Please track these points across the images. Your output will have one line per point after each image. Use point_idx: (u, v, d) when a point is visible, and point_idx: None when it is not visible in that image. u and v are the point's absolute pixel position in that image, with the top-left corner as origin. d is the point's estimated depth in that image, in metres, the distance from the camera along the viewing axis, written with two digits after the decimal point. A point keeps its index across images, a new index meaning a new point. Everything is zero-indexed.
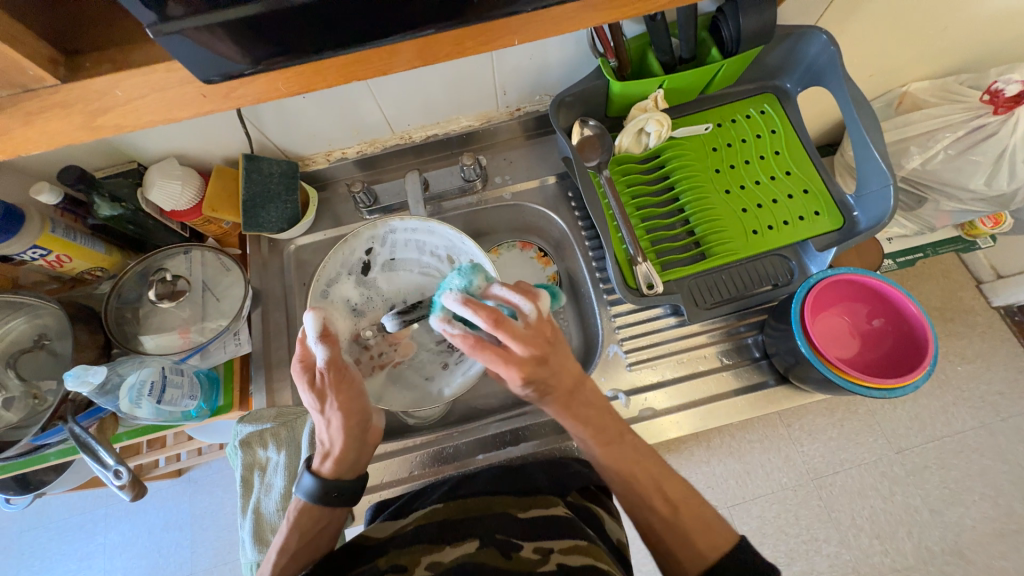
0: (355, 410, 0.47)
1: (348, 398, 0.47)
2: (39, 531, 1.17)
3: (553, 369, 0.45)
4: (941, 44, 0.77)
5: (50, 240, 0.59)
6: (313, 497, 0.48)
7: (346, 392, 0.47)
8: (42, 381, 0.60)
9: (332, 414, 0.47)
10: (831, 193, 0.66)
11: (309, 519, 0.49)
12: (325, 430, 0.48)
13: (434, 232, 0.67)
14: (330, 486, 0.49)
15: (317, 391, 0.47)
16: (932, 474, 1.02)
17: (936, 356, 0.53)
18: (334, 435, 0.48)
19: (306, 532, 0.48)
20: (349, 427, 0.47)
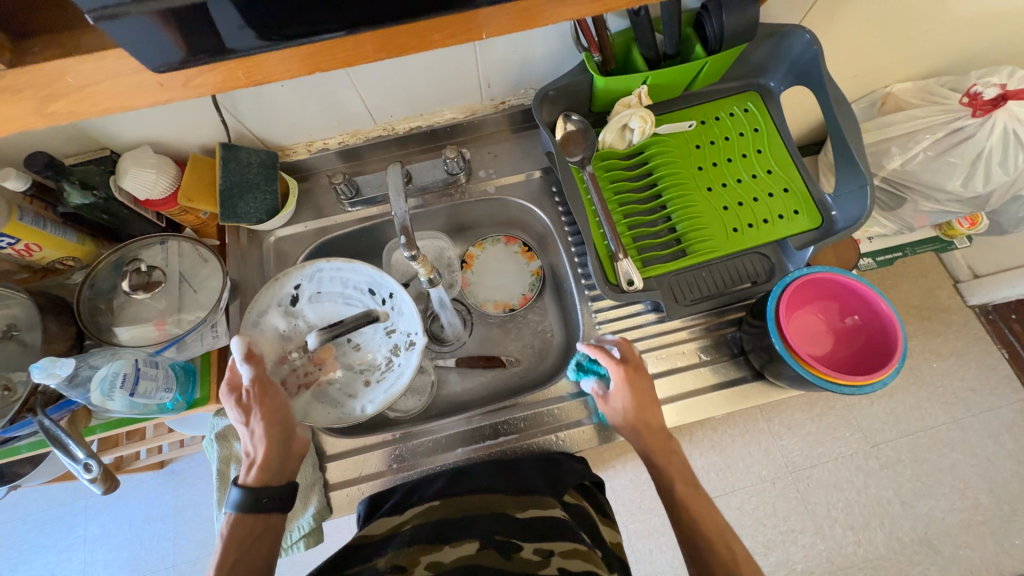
0: (277, 418, 0.52)
1: (272, 409, 0.52)
2: (16, 523, 1.15)
3: (644, 393, 0.56)
4: (922, 46, 0.78)
5: (19, 228, 0.57)
6: (241, 511, 0.48)
7: (268, 402, 0.52)
8: (10, 372, 0.58)
9: (257, 426, 0.51)
10: (811, 193, 0.67)
11: (243, 533, 0.47)
12: (248, 443, 0.51)
13: (357, 270, 0.65)
14: (256, 493, 0.48)
15: (242, 407, 0.52)
16: (905, 468, 1.05)
17: (903, 354, 0.55)
18: (257, 446, 0.51)
19: (242, 546, 0.46)
20: (274, 434, 0.51)
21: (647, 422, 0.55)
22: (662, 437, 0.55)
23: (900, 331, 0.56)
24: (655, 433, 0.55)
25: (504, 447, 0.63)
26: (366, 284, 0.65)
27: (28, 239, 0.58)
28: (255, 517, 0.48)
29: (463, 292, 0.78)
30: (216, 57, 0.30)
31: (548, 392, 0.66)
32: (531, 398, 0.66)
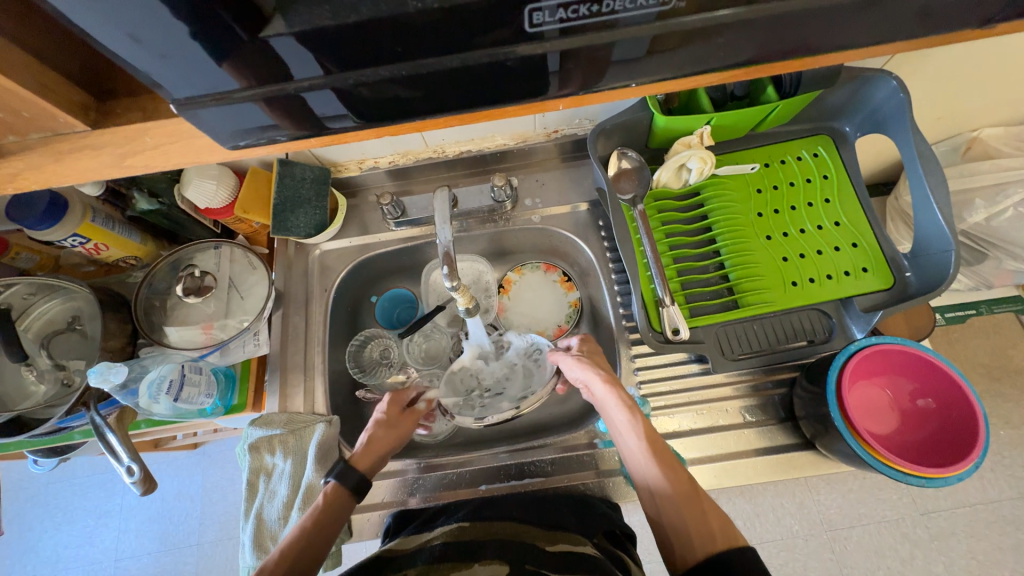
0: (388, 443, 0.58)
1: (393, 436, 0.59)
2: (62, 484, 1.23)
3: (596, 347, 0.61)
4: (1019, 92, 0.71)
5: (90, 229, 0.59)
6: (347, 488, 0.52)
7: (399, 433, 0.60)
8: (72, 361, 0.61)
9: (385, 433, 0.59)
10: (884, 250, 0.62)
11: (329, 508, 0.51)
12: (376, 437, 0.58)
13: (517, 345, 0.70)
14: (356, 474, 0.53)
15: (391, 413, 0.60)
16: (958, 542, 0.94)
17: (985, 449, 0.49)
18: (377, 445, 0.57)
19: (320, 519, 0.50)
20: (392, 447, 0.58)
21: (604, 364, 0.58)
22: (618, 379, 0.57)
23: (982, 421, 0.51)
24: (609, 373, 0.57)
25: (529, 489, 0.60)
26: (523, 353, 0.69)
27: (98, 239, 0.61)
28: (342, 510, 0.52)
29: (497, 318, 0.76)
30: (279, 111, 0.30)
31: (579, 435, 0.64)
32: (559, 438, 0.65)
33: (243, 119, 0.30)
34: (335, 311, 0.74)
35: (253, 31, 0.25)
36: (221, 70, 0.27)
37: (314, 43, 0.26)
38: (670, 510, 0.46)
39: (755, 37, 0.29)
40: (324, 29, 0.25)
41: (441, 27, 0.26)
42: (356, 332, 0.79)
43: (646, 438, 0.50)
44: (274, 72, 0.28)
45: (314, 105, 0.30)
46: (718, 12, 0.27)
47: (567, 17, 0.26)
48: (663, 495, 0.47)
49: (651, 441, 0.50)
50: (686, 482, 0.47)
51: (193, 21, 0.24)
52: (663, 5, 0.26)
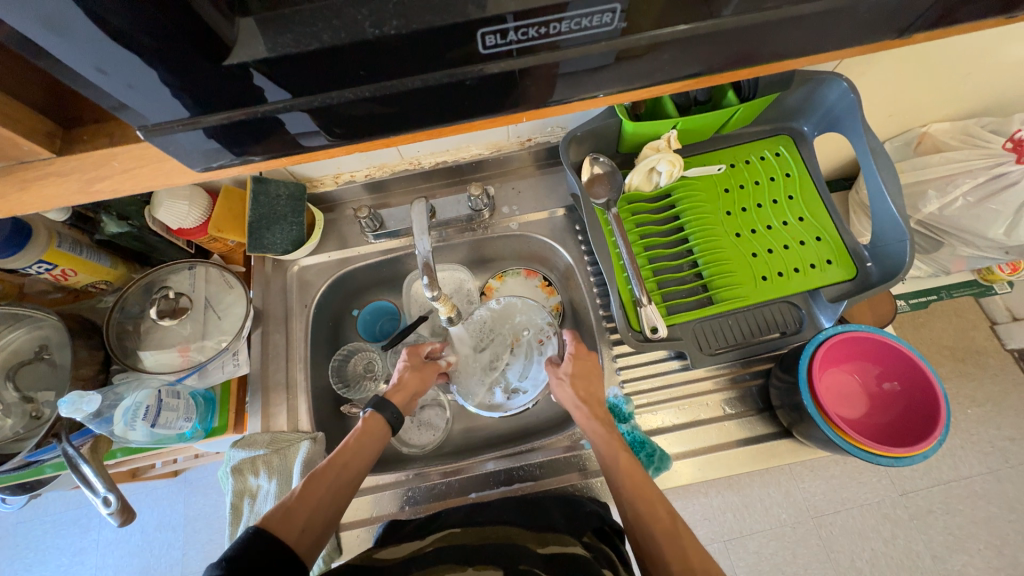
0: (419, 385, 0.63)
1: (422, 380, 0.63)
2: (32, 524, 1.17)
3: (589, 373, 0.60)
4: (959, 89, 0.75)
5: (57, 255, 0.57)
6: (385, 418, 0.56)
7: (426, 379, 0.64)
8: (40, 392, 0.59)
9: (413, 375, 0.63)
10: (845, 241, 0.65)
11: (370, 435, 0.55)
12: (406, 377, 0.62)
13: (521, 322, 0.70)
14: (392, 403, 0.58)
15: (416, 359, 0.65)
16: (936, 519, 0.97)
17: (946, 426, 0.52)
18: (408, 383, 0.62)
19: (363, 440, 0.54)
20: (420, 386, 0.62)
21: (591, 394, 0.58)
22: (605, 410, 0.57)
23: (942, 401, 0.54)
24: (595, 404, 0.57)
25: (518, 493, 0.61)
26: (529, 331, 0.69)
27: (65, 265, 0.59)
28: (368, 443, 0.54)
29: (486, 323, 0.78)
30: (244, 133, 0.30)
31: (564, 437, 0.65)
32: (546, 442, 0.66)
33: (208, 142, 0.31)
34: (317, 327, 0.73)
35: (218, 60, 0.26)
36: (182, 97, 0.27)
37: (280, 69, 0.27)
38: (652, 546, 0.46)
39: (699, 52, 0.31)
40: (287, 56, 0.26)
41: (401, 52, 0.27)
42: (338, 346, 0.79)
43: (628, 472, 0.50)
44: (238, 98, 0.28)
45: (280, 126, 0.31)
46: (663, 30, 0.29)
47: (518, 39, 0.27)
48: (645, 532, 0.47)
49: (633, 476, 0.50)
50: (666, 521, 0.47)
51: (155, 50, 0.24)
52: (610, 26, 0.28)
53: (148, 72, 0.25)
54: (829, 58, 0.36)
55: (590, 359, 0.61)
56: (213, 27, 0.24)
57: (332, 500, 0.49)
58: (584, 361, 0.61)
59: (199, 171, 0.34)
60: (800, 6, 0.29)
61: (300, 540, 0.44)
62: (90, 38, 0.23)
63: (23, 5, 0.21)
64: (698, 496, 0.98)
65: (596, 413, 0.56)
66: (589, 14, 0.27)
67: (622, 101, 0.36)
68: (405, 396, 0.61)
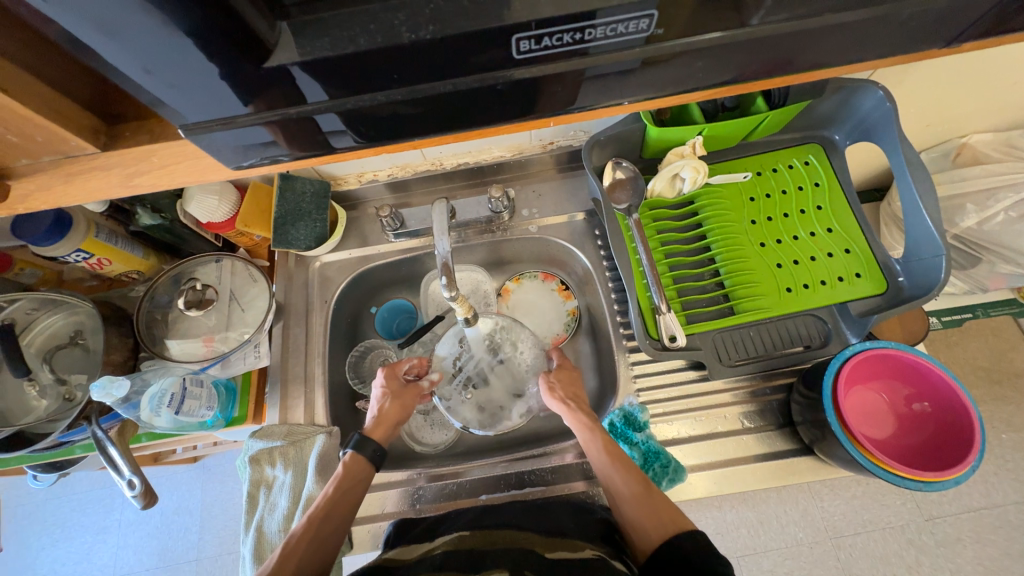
0: (401, 411, 0.62)
1: (403, 406, 0.63)
2: (60, 501, 1.22)
3: (572, 376, 0.63)
4: (1003, 99, 0.72)
5: (93, 244, 0.60)
6: (365, 457, 0.56)
7: (407, 403, 0.63)
8: (73, 375, 0.62)
9: (392, 404, 0.62)
10: (875, 255, 0.62)
11: (349, 478, 0.55)
12: (386, 408, 0.62)
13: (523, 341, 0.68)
14: (373, 441, 0.58)
15: (394, 385, 0.64)
16: (964, 548, 0.93)
17: (981, 452, 0.50)
18: (387, 414, 0.61)
19: (342, 489, 0.54)
20: (401, 415, 0.62)
21: (574, 391, 0.60)
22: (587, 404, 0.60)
23: (977, 425, 0.51)
24: (579, 399, 0.60)
25: (528, 497, 0.60)
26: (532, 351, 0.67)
27: (101, 254, 0.62)
28: (352, 480, 0.55)
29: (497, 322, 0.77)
30: (277, 132, 0.31)
31: (577, 443, 0.65)
32: (558, 447, 0.65)
33: (243, 141, 0.31)
34: (335, 322, 0.75)
35: (258, 61, 0.26)
36: (222, 97, 0.28)
37: (316, 72, 0.27)
38: (630, 513, 0.49)
39: (734, 59, 0.30)
40: (324, 59, 0.27)
41: (433, 56, 0.27)
42: (355, 343, 0.80)
43: (606, 450, 0.54)
44: (274, 98, 0.29)
45: (313, 126, 0.31)
46: (697, 37, 0.28)
47: (551, 45, 0.27)
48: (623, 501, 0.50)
49: (611, 453, 0.53)
50: (640, 486, 0.50)
51: (197, 52, 0.25)
52: (644, 32, 0.27)
53: (191, 73, 0.26)
54: (867, 67, 0.35)
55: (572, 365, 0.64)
56: (255, 31, 0.25)
57: (315, 557, 0.49)
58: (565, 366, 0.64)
59: (233, 167, 0.35)
60: (843, 14, 0.28)
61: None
62: (141, 40, 0.24)
63: (80, 10, 0.22)
64: (711, 509, 0.96)
65: (581, 407, 0.58)
66: (624, 20, 0.26)
67: (652, 106, 0.36)
68: (387, 427, 0.61)
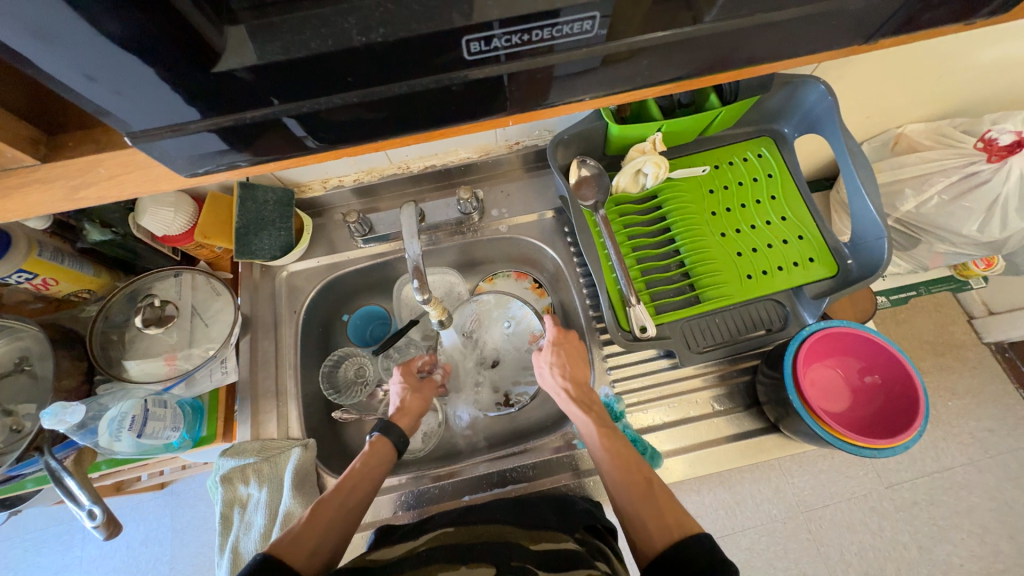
0: (421, 402, 0.64)
1: (420, 397, 0.64)
2: (13, 542, 1.14)
3: (569, 356, 0.62)
4: (930, 91, 0.78)
5: (37, 263, 0.56)
6: (390, 441, 0.57)
7: (426, 394, 0.65)
8: (21, 405, 0.57)
9: (414, 396, 0.64)
10: (826, 239, 0.66)
11: (377, 457, 0.55)
12: (407, 400, 0.63)
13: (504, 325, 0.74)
14: (398, 427, 0.58)
15: (411, 379, 0.65)
16: (921, 510, 0.99)
17: (926, 417, 0.54)
18: (410, 405, 0.62)
19: (369, 466, 0.54)
20: (423, 406, 0.63)
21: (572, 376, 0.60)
22: (587, 392, 0.60)
23: (922, 392, 0.55)
24: (576, 387, 0.59)
25: (511, 495, 0.61)
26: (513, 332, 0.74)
27: (46, 274, 0.58)
28: (377, 463, 0.55)
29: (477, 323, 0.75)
30: (232, 140, 0.31)
31: (557, 437, 0.66)
32: (539, 443, 0.66)
33: (196, 149, 0.31)
34: (306, 333, 0.73)
35: (206, 67, 0.26)
36: (171, 104, 0.27)
37: (269, 76, 0.27)
38: (630, 511, 0.48)
39: (678, 57, 0.31)
40: (277, 63, 0.26)
41: (388, 58, 0.27)
42: (328, 352, 0.78)
43: (604, 445, 0.54)
44: (226, 104, 0.28)
45: (269, 132, 0.31)
46: (642, 37, 0.30)
47: (503, 45, 0.28)
48: (622, 498, 0.50)
49: (607, 448, 0.53)
50: (641, 482, 0.50)
51: (140, 57, 0.24)
52: (590, 33, 0.28)
53: (136, 80, 0.25)
54: (803, 63, 0.37)
55: (571, 344, 0.63)
56: (202, 35, 0.24)
57: (340, 526, 0.49)
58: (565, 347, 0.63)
59: (187, 176, 0.34)
60: (774, 13, 0.30)
61: (309, 565, 0.45)
62: (79, 46, 0.23)
63: (9, 14, 0.21)
64: (690, 493, 0.99)
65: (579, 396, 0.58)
66: (572, 21, 0.27)
67: (608, 104, 0.37)
68: (410, 418, 0.62)
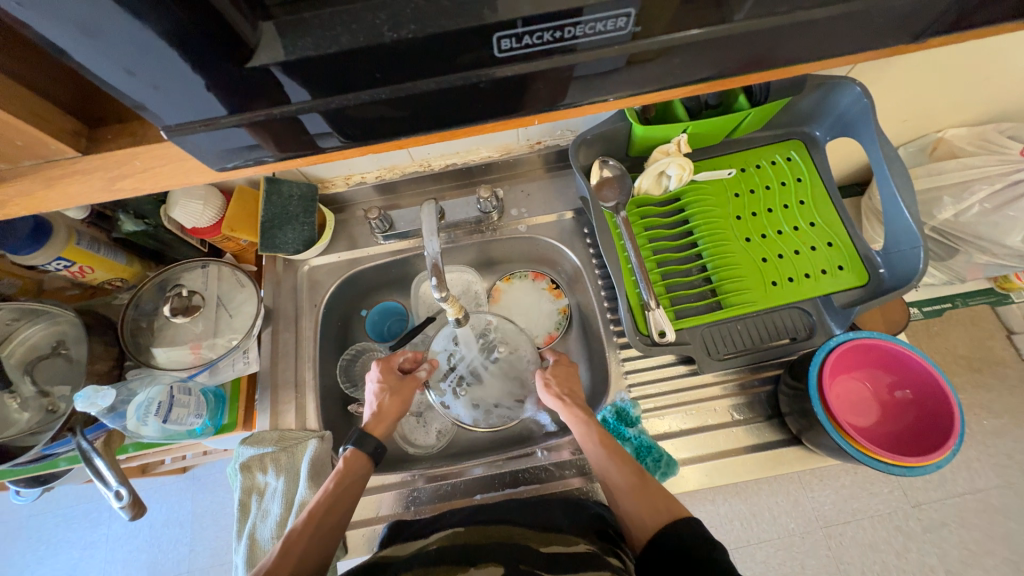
0: (400, 404, 0.62)
1: (399, 399, 0.63)
2: (45, 517, 1.19)
3: (569, 375, 0.62)
4: (975, 94, 0.74)
5: (75, 252, 0.59)
6: (365, 453, 0.56)
7: (405, 396, 0.63)
8: (56, 387, 0.60)
9: (391, 398, 0.62)
10: (857, 247, 0.64)
11: (351, 472, 0.55)
12: (385, 404, 0.61)
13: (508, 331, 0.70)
14: (372, 437, 0.58)
15: (390, 379, 0.63)
16: (950, 533, 0.95)
17: (961, 436, 0.51)
18: (388, 409, 0.61)
19: (344, 482, 0.54)
20: (401, 408, 0.62)
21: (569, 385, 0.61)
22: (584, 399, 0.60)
23: (957, 410, 0.53)
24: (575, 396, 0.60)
25: (523, 495, 0.60)
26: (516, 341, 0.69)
27: (83, 262, 0.61)
28: (351, 479, 0.54)
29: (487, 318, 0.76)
30: (261, 135, 0.31)
31: (572, 440, 0.65)
32: (552, 445, 0.65)
33: (226, 144, 0.31)
34: (326, 326, 0.74)
35: (240, 62, 0.26)
36: (204, 99, 0.28)
37: (300, 71, 0.27)
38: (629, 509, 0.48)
39: (712, 55, 0.31)
40: (307, 59, 0.27)
41: (417, 55, 0.27)
42: (346, 346, 0.79)
43: (602, 443, 0.54)
44: (257, 99, 0.29)
45: (297, 128, 0.31)
46: (674, 35, 0.29)
47: (532, 43, 0.28)
48: (621, 497, 0.49)
49: (606, 445, 0.53)
50: (638, 478, 0.50)
51: (177, 52, 0.25)
52: (623, 30, 0.28)
53: (172, 74, 0.26)
54: (840, 63, 0.36)
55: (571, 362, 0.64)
56: (235, 30, 0.25)
57: (318, 548, 0.49)
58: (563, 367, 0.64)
59: (217, 170, 0.35)
60: (813, 11, 0.29)
61: None
62: (122, 42, 0.24)
63: (57, 9, 0.22)
64: (704, 503, 0.97)
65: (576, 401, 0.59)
66: (603, 18, 0.27)
67: (636, 104, 0.37)
68: (388, 423, 0.61)
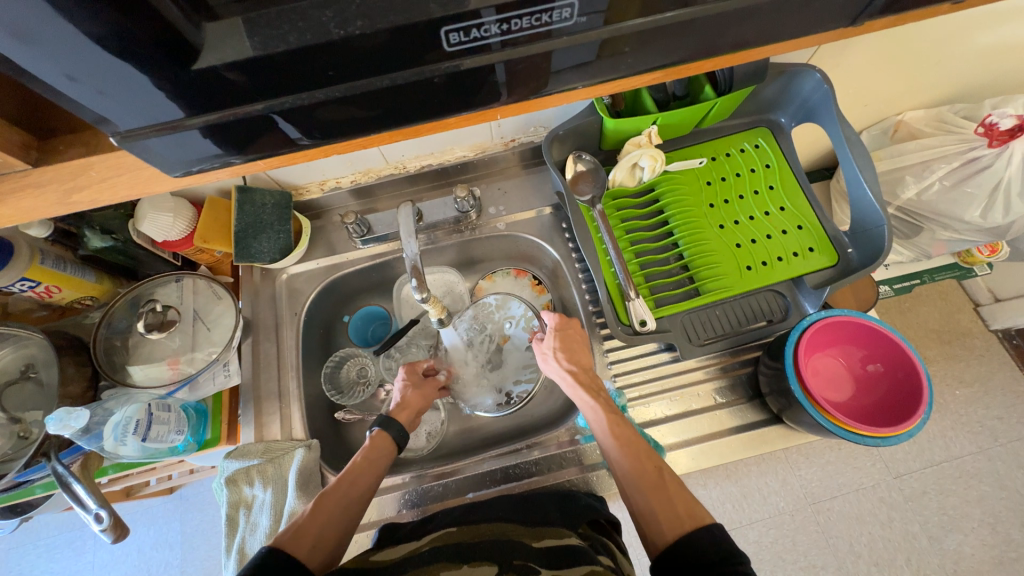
0: (421, 401, 0.65)
1: (421, 396, 0.66)
2: (25, 549, 1.15)
3: (573, 337, 0.64)
4: (929, 78, 0.77)
5: (39, 272, 0.57)
6: (391, 436, 0.58)
7: (427, 393, 0.67)
8: (28, 412, 0.58)
9: (414, 393, 0.65)
10: (826, 229, 0.66)
11: (377, 452, 0.57)
12: (407, 397, 0.64)
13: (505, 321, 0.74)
14: (397, 422, 0.60)
15: (414, 377, 0.67)
16: (931, 500, 0.99)
17: (930, 404, 0.54)
18: (411, 401, 0.64)
19: (370, 459, 0.56)
20: (422, 403, 0.65)
21: (577, 362, 0.61)
22: (591, 376, 0.60)
23: (925, 380, 0.55)
24: (581, 373, 0.60)
25: (516, 491, 0.61)
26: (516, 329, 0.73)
27: (48, 282, 0.59)
28: (377, 453, 0.57)
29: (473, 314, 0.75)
30: (218, 139, 0.31)
31: (563, 432, 0.66)
32: (541, 439, 0.66)
33: (183, 149, 0.31)
34: (308, 335, 0.73)
35: (186, 64, 0.26)
36: (155, 102, 0.27)
37: (249, 71, 0.27)
38: (641, 501, 0.48)
39: (662, 43, 0.31)
40: (256, 59, 0.26)
41: (369, 51, 0.27)
42: (330, 353, 0.79)
43: (611, 431, 0.54)
44: (211, 102, 0.28)
45: (255, 130, 0.31)
46: (624, 23, 0.29)
47: (481, 36, 0.28)
48: (631, 486, 0.49)
49: (615, 433, 0.53)
50: (650, 471, 0.50)
51: (119, 56, 0.24)
52: (570, 20, 0.28)
53: (117, 78, 0.25)
54: (791, 48, 0.37)
55: (573, 332, 0.64)
56: (180, 33, 0.25)
57: (342, 516, 0.50)
58: (567, 335, 0.64)
59: (178, 176, 0.34)
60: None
61: (312, 554, 0.45)
62: (63, 45, 0.23)
63: None
64: (696, 488, 0.99)
65: (584, 383, 0.58)
66: (549, 9, 0.27)
67: (597, 95, 0.37)
68: (410, 414, 0.63)
